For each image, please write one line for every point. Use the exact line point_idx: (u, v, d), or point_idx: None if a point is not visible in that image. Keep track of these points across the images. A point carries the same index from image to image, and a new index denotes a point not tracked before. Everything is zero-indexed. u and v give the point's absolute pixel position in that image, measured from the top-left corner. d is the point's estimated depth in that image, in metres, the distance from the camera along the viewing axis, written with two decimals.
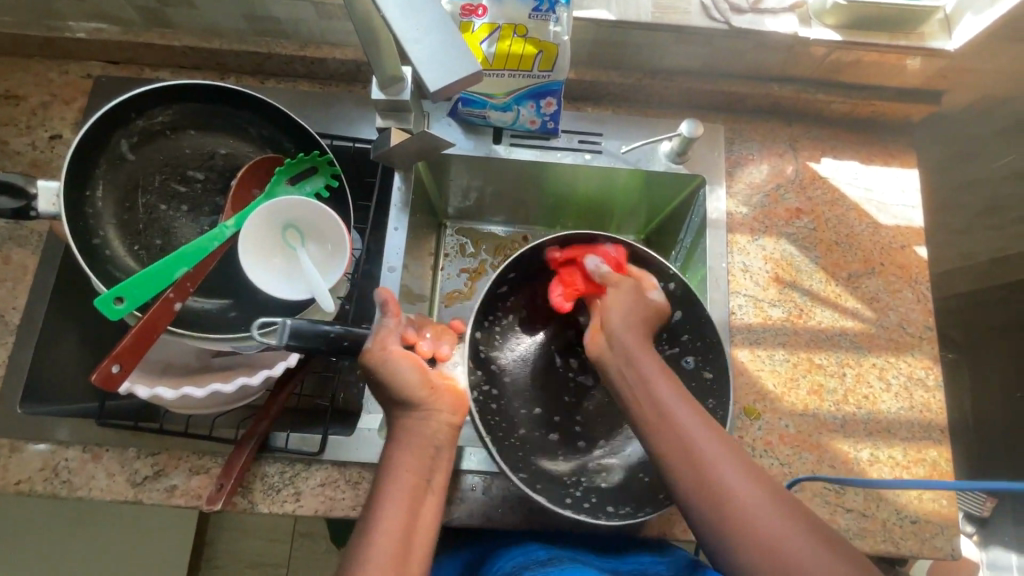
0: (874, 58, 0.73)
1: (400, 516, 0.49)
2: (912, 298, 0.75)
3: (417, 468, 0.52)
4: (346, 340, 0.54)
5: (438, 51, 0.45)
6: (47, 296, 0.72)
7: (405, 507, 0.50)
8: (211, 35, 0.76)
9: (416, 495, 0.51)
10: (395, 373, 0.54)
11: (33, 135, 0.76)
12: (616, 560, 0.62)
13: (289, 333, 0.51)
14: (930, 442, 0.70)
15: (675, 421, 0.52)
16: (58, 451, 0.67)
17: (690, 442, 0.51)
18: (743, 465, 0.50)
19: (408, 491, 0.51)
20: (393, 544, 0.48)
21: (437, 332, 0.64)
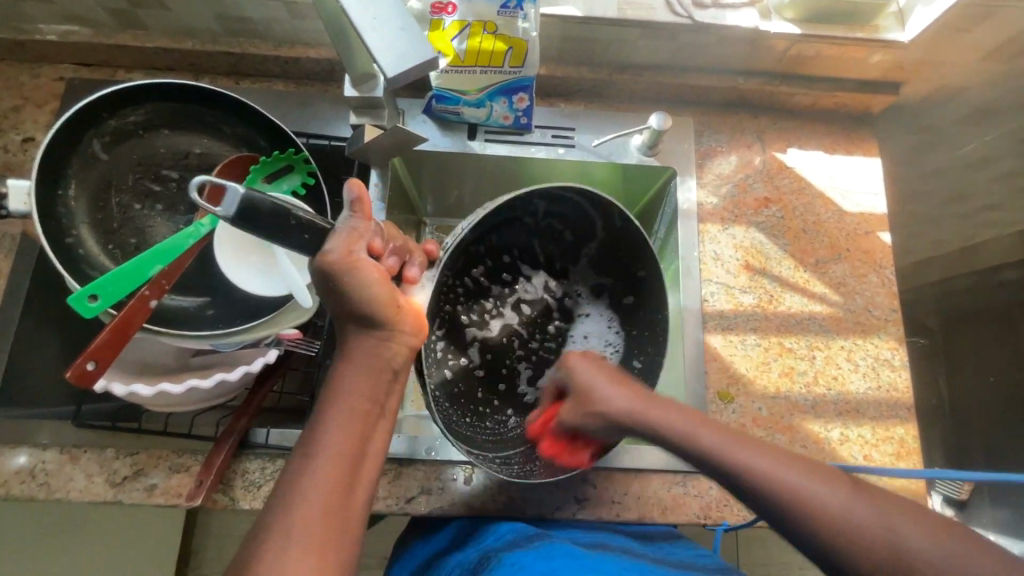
0: (833, 51, 0.75)
1: (346, 439, 0.48)
2: (876, 282, 0.78)
3: (365, 395, 0.51)
4: (309, 235, 0.49)
5: (397, 42, 0.46)
6: (22, 298, 0.71)
7: (349, 431, 0.48)
8: (184, 36, 0.77)
9: (365, 424, 0.49)
10: (361, 286, 0.50)
11: (4, 139, 0.75)
12: (603, 537, 0.64)
13: (240, 202, 0.45)
14: (898, 421, 0.72)
15: (753, 470, 0.49)
16: (34, 454, 0.67)
17: (771, 473, 0.48)
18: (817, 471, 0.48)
19: (356, 418, 0.49)
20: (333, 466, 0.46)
21: (406, 246, 0.59)
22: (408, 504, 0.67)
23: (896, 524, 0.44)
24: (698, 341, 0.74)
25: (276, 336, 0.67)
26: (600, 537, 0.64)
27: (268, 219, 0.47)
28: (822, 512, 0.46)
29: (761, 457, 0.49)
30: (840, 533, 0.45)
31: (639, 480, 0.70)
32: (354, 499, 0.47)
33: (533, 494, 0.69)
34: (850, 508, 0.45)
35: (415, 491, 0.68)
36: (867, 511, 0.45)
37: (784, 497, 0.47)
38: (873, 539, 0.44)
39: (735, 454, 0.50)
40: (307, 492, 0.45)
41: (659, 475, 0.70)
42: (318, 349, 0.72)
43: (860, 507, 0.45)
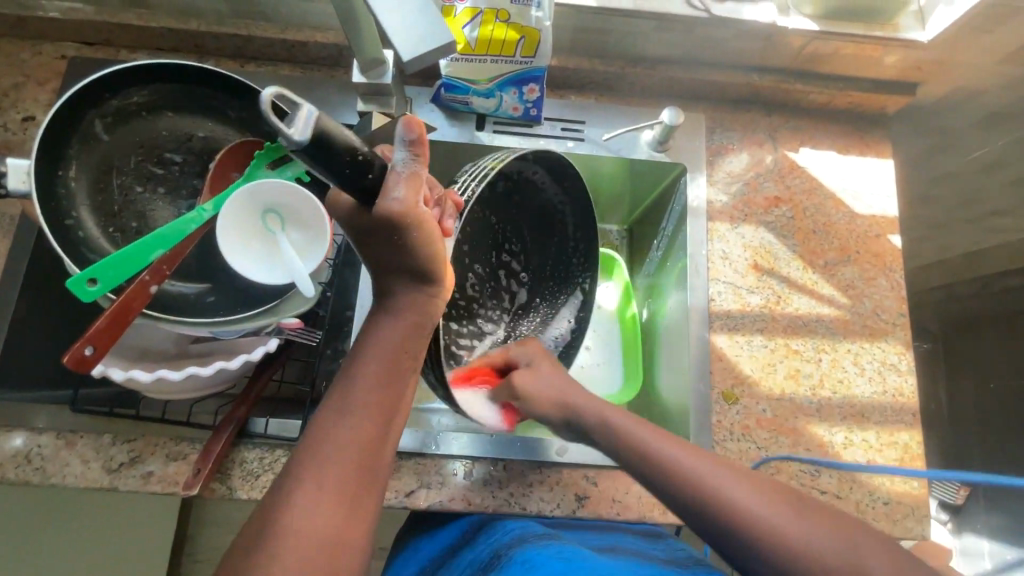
0: (851, 49, 0.74)
1: (367, 403, 0.48)
2: (886, 285, 0.77)
3: (395, 362, 0.50)
4: (370, 176, 0.42)
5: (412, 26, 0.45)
6: (19, 280, 0.70)
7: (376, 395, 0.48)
8: (189, 16, 0.75)
9: (391, 393, 0.49)
10: (421, 236, 0.46)
11: (4, 117, 0.74)
12: (611, 539, 0.63)
13: (320, 129, 0.36)
14: (903, 426, 0.72)
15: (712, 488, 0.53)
16: (30, 438, 0.66)
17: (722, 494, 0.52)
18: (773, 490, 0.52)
19: (381, 385, 0.49)
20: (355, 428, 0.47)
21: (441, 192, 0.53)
22: (407, 498, 0.67)
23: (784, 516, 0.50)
24: (703, 340, 0.74)
25: (276, 324, 0.68)
26: (610, 538, 0.63)
27: (336, 153, 0.38)
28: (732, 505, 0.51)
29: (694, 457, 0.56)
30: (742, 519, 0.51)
31: (640, 480, 0.69)
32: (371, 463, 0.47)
33: (534, 491, 0.68)
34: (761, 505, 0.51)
35: (414, 485, 0.67)
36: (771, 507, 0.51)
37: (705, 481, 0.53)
38: (768, 524, 0.49)
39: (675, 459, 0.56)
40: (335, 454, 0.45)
41: None
42: (319, 339, 0.73)
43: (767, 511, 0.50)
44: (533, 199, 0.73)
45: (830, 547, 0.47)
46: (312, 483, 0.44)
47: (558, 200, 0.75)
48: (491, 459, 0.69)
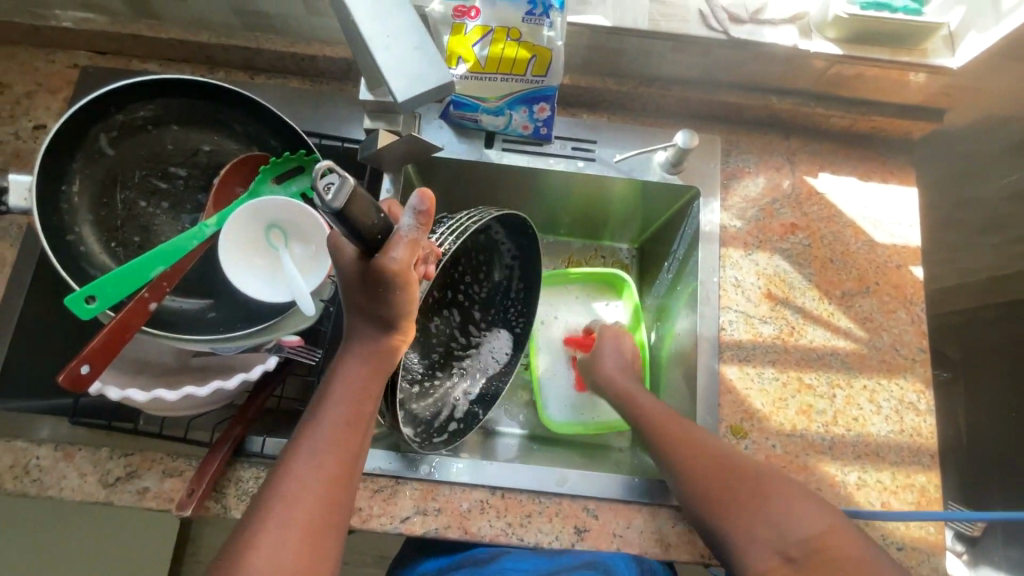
0: (876, 73, 0.71)
1: (326, 448, 0.50)
2: (905, 319, 0.74)
3: (355, 405, 0.52)
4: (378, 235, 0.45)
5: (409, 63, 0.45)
6: (25, 290, 0.70)
7: (336, 438, 0.51)
8: (199, 28, 0.75)
9: (351, 436, 0.51)
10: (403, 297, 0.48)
11: (16, 125, 0.74)
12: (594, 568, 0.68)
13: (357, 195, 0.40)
14: (919, 468, 0.69)
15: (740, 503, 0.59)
16: (28, 449, 0.66)
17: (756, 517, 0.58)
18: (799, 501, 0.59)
19: (340, 429, 0.51)
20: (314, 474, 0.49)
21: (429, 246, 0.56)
22: (402, 524, 0.65)
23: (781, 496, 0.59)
24: (712, 371, 0.71)
25: (276, 341, 0.66)
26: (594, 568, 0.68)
27: (361, 216, 0.42)
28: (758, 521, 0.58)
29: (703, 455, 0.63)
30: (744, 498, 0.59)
31: (642, 514, 0.67)
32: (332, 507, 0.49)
33: (532, 521, 0.67)
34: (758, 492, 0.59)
35: (410, 511, 0.66)
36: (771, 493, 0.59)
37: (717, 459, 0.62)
38: (773, 511, 0.58)
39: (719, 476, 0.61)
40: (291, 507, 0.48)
41: (664, 509, 0.67)
42: (319, 358, 0.70)
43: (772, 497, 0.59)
44: (488, 249, 0.77)
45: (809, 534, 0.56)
46: (271, 538, 0.46)
47: (511, 257, 0.79)
48: (489, 487, 0.67)
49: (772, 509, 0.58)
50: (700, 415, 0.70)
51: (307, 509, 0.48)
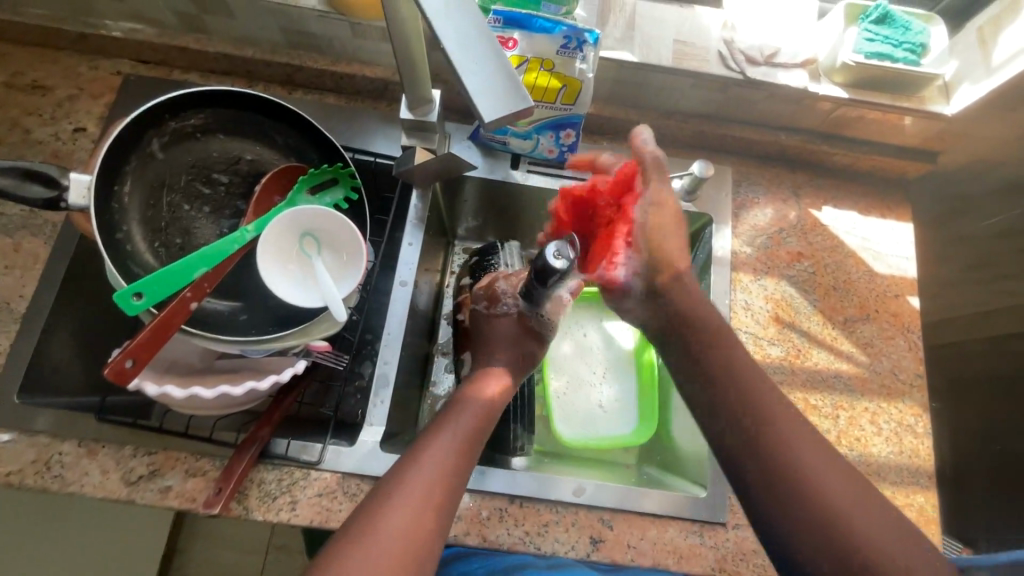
0: (877, 116, 0.77)
1: (446, 465, 0.55)
2: (904, 345, 0.78)
3: (476, 428, 0.60)
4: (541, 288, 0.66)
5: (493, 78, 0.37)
6: (57, 286, 0.72)
7: (459, 447, 0.57)
8: (245, 44, 0.79)
9: (465, 461, 0.56)
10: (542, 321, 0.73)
11: (56, 127, 0.76)
12: None
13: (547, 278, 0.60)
14: (918, 488, 0.72)
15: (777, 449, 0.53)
16: (52, 444, 0.66)
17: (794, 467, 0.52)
18: (844, 476, 0.52)
19: (457, 452, 0.56)
20: (433, 482, 0.53)
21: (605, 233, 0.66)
22: None
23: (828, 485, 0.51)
24: None
25: (304, 345, 0.68)
26: None
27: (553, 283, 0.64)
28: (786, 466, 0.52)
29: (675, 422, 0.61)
30: (761, 468, 0.53)
31: (655, 526, 0.69)
32: (442, 521, 0.52)
33: (549, 531, 0.68)
34: (811, 469, 0.52)
35: None
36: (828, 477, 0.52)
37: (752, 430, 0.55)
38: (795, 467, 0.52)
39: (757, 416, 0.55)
40: (421, 477, 0.53)
41: (676, 522, 0.69)
42: (345, 364, 0.74)
43: (827, 481, 0.51)
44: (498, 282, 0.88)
45: (847, 502, 0.50)
46: (403, 498, 0.51)
47: None
48: (507, 496, 0.69)
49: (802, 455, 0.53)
50: None
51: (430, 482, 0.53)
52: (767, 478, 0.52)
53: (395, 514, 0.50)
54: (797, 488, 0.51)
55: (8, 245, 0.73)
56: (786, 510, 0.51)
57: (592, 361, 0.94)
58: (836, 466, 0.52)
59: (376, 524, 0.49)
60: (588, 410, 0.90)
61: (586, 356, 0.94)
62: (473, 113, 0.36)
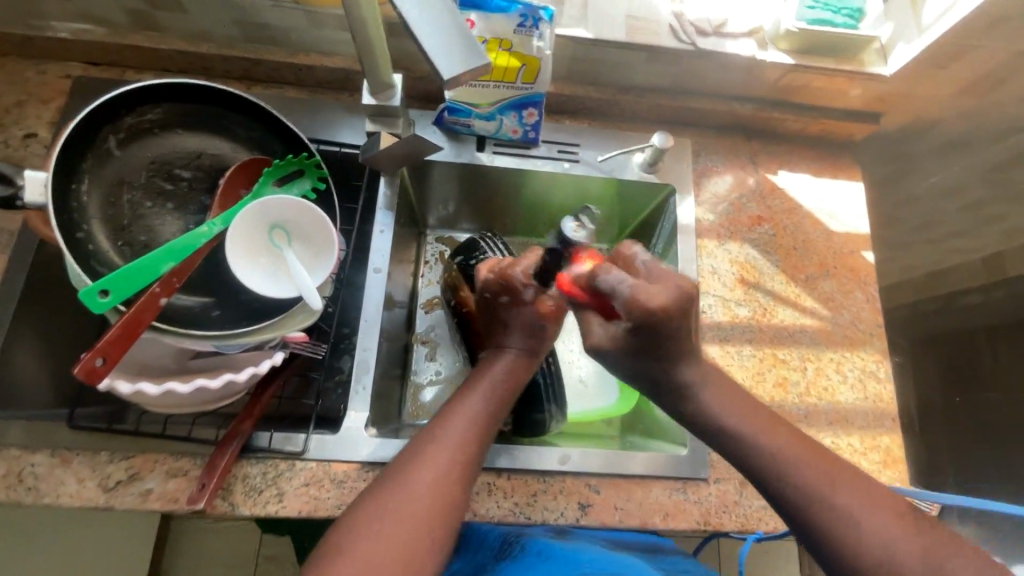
0: (823, 81, 0.81)
1: (473, 424, 0.57)
2: (861, 298, 0.82)
3: (504, 394, 0.62)
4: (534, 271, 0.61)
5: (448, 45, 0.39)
6: (16, 296, 0.70)
7: (487, 408, 0.60)
8: (199, 40, 0.78)
9: (487, 429, 0.58)
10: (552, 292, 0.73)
11: (6, 133, 0.74)
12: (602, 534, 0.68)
13: None
14: (884, 430, 0.76)
15: (809, 495, 0.50)
16: (23, 457, 0.64)
17: (827, 502, 0.49)
18: (876, 502, 0.49)
19: (481, 418, 0.58)
20: (457, 443, 0.55)
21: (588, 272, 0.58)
22: None
23: (866, 518, 0.48)
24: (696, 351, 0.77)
25: (281, 338, 0.68)
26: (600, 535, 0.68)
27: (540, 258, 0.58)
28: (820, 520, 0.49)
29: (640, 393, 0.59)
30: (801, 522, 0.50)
31: (641, 487, 0.71)
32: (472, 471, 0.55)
33: (538, 500, 0.69)
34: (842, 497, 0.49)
35: None
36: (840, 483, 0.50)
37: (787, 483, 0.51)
38: (832, 512, 0.49)
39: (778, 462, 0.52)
40: (454, 431, 0.56)
41: (661, 482, 0.72)
42: (324, 353, 0.74)
43: (855, 500, 0.49)
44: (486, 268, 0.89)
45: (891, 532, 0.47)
46: (439, 446, 0.54)
47: None
48: (495, 470, 0.70)
49: (835, 489, 0.50)
50: None
51: (463, 433, 0.56)
52: (812, 523, 0.49)
53: (425, 472, 0.52)
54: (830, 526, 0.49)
55: None
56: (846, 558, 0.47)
57: (572, 342, 0.96)
58: (862, 491, 0.50)
59: (407, 481, 0.51)
60: (571, 388, 0.92)
61: (566, 336, 0.96)
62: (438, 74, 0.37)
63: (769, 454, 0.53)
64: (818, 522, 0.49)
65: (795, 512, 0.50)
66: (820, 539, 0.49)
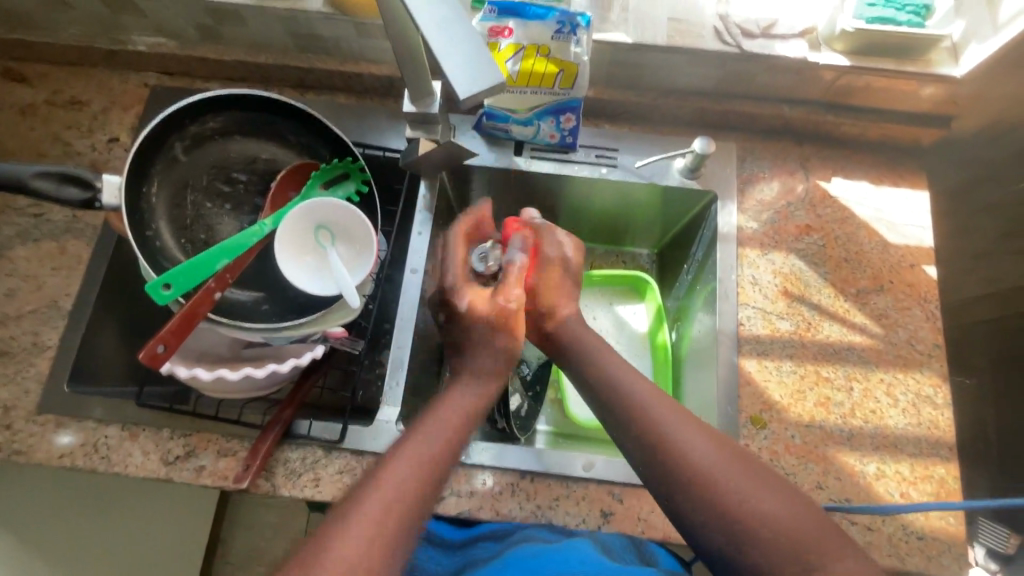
0: (884, 83, 0.76)
1: (445, 435, 0.57)
2: (920, 315, 0.77)
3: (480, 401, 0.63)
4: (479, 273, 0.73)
5: (467, 62, 0.44)
6: (97, 284, 0.78)
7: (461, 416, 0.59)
8: (258, 51, 0.83)
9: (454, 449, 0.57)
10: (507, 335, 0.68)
11: (93, 138, 0.82)
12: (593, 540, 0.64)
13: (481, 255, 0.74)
14: (938, 460, 0.71)
15: (690, 462, 0.54)
16: (99, 429, 0.72)
17: (698, 462, 0.54)
18: (743, 470, 0.53)
19: (444, 439, 0.57)
20: (441, 441, 0.56)
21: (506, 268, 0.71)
22: (438, 504, 0.69)
23: (737, 487, 0.52)
24: (732, 365, 0.74)
25: (322, 332, 0.72)
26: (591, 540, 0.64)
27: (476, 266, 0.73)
28: (698, 477, 0.53)
29: (661, 407, 0.58)
30: (684, 485, 0.53)
31: None
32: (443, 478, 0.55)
33: (561, 504, 0.70)
34: (714, 463, 0.53)
35: (445, 492, 0.70)
36: (743, 478, 0.52)
37: (674, 450, 0.55)
38: (704, 475, 0.53)
39: (665, 433, 0.56)
40: (430, 435, 0.56)
41: None
42: (360, 348, 0.77)
43: (724, 469, 0.53)
44: None
45: (763, 504, 0.51)
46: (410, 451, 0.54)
47: None
48: (519, 471, 0.71)
49: (720, 466, 0.53)
50: (719, 406, 0.73)
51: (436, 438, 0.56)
52: (690, 486, 0.53)
53: (384, 484, 0.51)
54: (703, 486, 0.52)
55: (54, 247, 0.80)
56: (719, 522, 0.51)
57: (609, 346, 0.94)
58: (736, 465, 0.53)
59: (373, 498, 0.50)
60: None
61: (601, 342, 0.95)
62: (450, 90, 0.44)
63: (661, 426, 0.57)
64: (725, 523, 0.50)
65: (705, 518, 0.51)
66: (727, 539, 0.50)
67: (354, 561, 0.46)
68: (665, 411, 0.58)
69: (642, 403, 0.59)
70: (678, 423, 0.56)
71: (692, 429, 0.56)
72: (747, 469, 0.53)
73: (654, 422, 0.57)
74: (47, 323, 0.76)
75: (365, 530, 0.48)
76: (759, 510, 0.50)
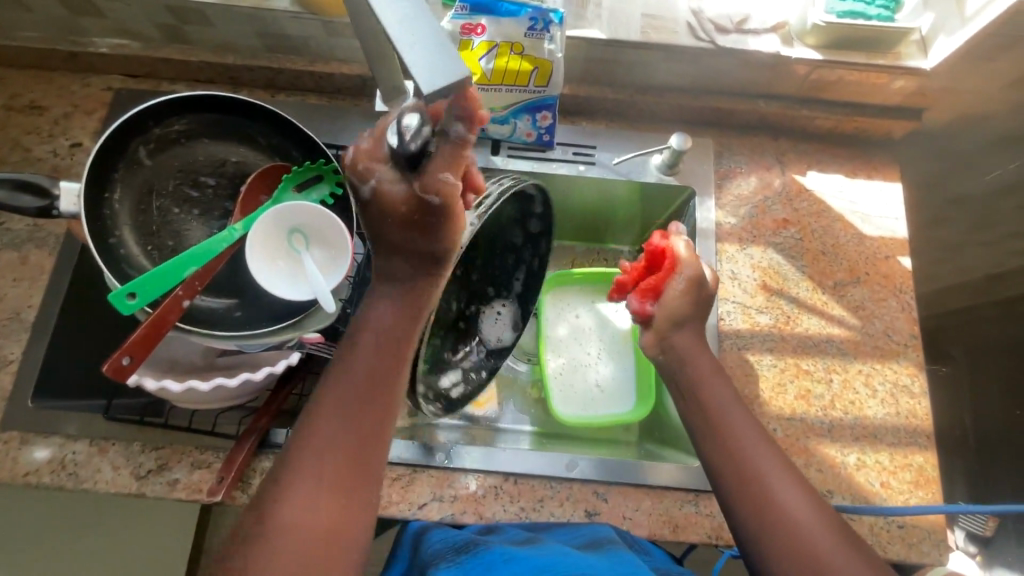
0: (856, 77, 0.76)
1: (339, 426, 0.50)
2: (896, 306, 0.78)
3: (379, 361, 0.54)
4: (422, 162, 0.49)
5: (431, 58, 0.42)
6: (61, 295, 0.75)
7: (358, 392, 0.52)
8: (226, 51, 0.81)
9: (363, 435, 0.51)
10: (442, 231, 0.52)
11: (54, 143, 0.80)
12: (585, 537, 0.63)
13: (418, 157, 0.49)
14: (916, 448, 0.71)
15: (769, 494, 0.54)
16: (66, 445, 0.69)
17: (776, 496, 0.54)
18: (819, 513, 0.54)
19: (342, 427, 0.51)
20: (335, 437, 0.50)
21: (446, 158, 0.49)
22: (420, 510, 0.68)
23: (814, 528, 0.52)
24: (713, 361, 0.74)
25: (298, 338, 0.70)
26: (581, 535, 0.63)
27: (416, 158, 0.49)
28: (778, 509, 0.53)
29: (743, 422, 0.60)
30: (762, 515, 0.54)
31: (650, 497, 0.70)
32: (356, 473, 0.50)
33: (545, 506, 0.69)
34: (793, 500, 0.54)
35: (427, 497, 0.69)
36: (810, 515, 0.53)
37: (755, 480, 0.56)
38: (784, 508, 0.53)
39: (755, 465, 0.57)
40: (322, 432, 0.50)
41: (672, 493, 0.70)
42: None
43: (802, 509, 0.53)
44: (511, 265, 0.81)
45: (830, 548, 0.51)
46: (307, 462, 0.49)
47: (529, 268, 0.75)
48: (503, 474, 0.70)
49: (799, 505, 0.54)
50: None
51: (335, 433, 0.50)
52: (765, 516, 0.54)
53: (284, 511, 0.47)
54: (777, 518, 0.53)
55: (15, 258, 0.77)
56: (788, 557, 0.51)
57: (589, 344, 0.94)
58: (815, 509, 0.54)
59: (315, 454, 0.49)
60: (587, 393, 0.90)
61: (583, 341, 0.94)
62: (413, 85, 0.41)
63: (748, 454, 0.58)
64: (797, 559, 0.51)
65: (774, 548, 0.52)
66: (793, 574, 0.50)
67: (315, 524, 0.47)
68: (756, 444, 0.58)
69: (729, 429, 0.60)
70: (756, 443, 0.58)
71: (781, 465, 0.57)
72: (820, 512, 0.54)
73: (739, 452, 0.58)
74: (9, 336, 0.73)
75: (314, 487, 0.48)
76: (812, 544, 0.51)
